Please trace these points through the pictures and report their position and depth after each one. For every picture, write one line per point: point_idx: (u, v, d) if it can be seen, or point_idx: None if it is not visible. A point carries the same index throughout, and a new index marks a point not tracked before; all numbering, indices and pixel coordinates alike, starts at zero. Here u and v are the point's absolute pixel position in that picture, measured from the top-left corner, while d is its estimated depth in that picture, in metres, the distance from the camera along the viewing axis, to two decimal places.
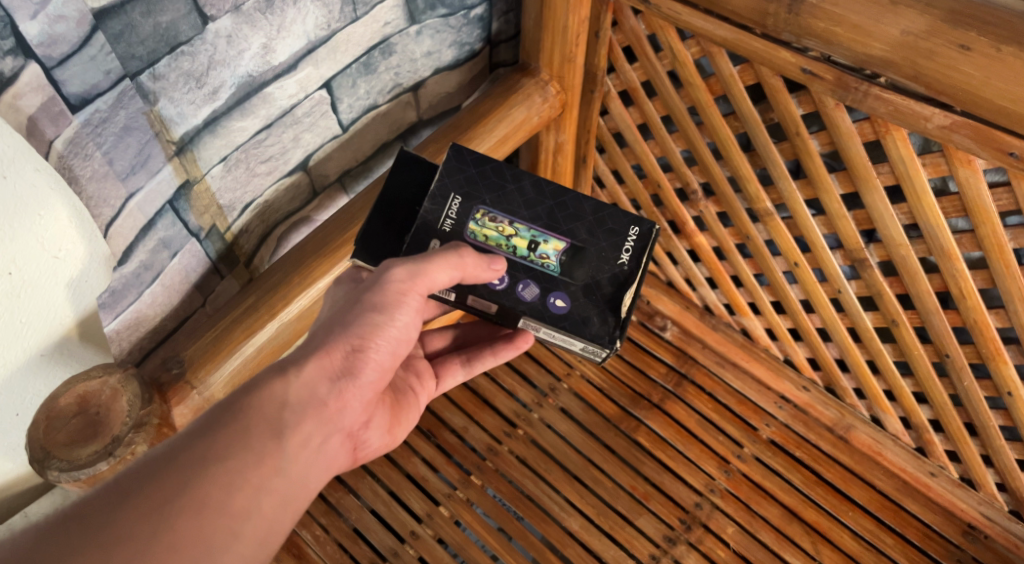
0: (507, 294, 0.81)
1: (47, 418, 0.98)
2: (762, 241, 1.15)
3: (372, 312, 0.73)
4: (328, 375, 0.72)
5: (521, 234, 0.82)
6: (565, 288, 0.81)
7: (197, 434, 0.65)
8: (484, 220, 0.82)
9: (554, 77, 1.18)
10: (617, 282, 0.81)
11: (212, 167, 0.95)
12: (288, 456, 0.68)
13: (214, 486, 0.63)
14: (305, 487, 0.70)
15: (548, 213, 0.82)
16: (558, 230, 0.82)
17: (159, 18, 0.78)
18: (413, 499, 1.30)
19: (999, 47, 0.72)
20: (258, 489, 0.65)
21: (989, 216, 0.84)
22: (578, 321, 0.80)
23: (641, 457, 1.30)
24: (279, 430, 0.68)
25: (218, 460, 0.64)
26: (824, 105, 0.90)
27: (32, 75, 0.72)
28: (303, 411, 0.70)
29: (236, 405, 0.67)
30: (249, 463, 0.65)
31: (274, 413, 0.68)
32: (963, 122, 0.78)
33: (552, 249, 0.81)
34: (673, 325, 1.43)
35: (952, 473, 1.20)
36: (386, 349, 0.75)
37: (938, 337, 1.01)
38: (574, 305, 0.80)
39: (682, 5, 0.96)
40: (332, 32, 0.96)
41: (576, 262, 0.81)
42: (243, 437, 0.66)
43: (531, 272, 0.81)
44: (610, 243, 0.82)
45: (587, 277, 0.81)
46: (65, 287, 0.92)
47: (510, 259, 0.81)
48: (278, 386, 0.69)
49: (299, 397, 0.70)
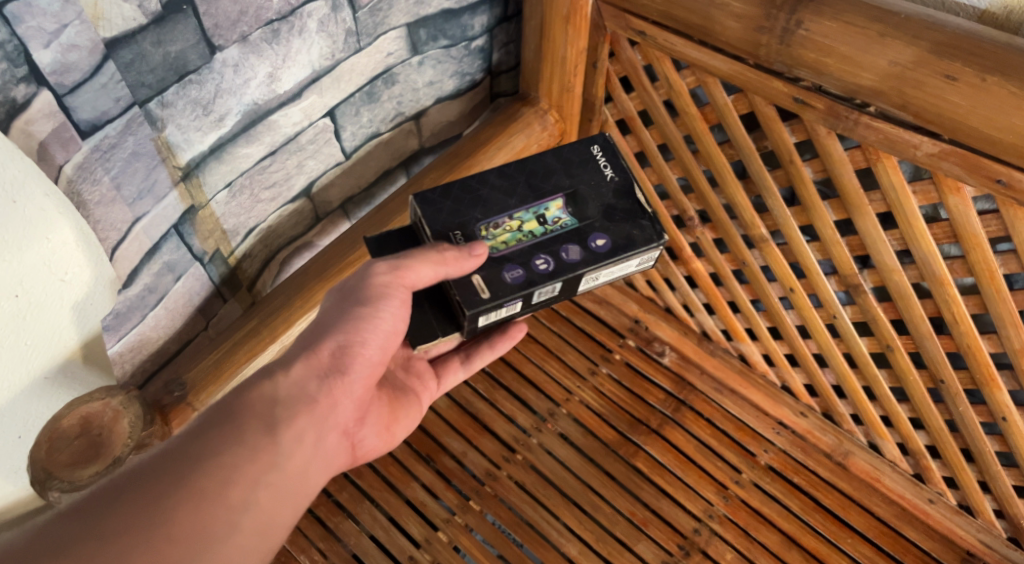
0: (563, 265, 0.83)
1: (49, 437, 0.98)
2: (758, 266, 1.16)
3: (358, 306, 0.77)
4: (316, 373, 0.76)
5: (526, 219, 0.86)
6: (595, 228, 0.85)
7: (194, 433, 0.70)
8: (491, 231, 0.84)
9: (553, 106, 1.24)
10: (622, 192, 0.87)
11: (216, 193, 0.97)
12: (281, 451, 0.71)
13: (210, 478, 0.67)
14: (301, 480, 0.73)
15: (524, 188, 0.87)
16: (543, 190, 0.87)
17: (168, 47, 0.80)
18: (411, 524, 1.30)
19: (984, 77, 0.74)
20: (254, 482, 0.69)
21: (979, 242, 0.86)
22: (623, 239, 0.85)
23: (639, 482, 1.30)
24: (270, 427, 0.72)
25: (213, 455, 0.68)
26: (817, 133, 0.92)
27: (44, 102, 0.73)
28: (294, 408, 0.74)
29: (228, 407, 0.72)
30: (244, 457, 0.69)
31: (265, 411, 0.72)
32: (951, 150, 0.80)
33: (555, 208, 0.86)
34: (671, 351, 1.44)
35: (951, 499, 1.20)
36: (375, 344, 0.78)
37: (933, 362, 1.02)
38: (611, 232, 0.85)
39: (677, 36, 0.98)
40: (336, 62, 0.99)
41: (580, 202, 0.86)
42: (237, 434, 0.70)
43: (562, 237, 0.84)
44: (589, 171, 0.89)
45: (600, 207, 0.86)
46: (70, 309, 0.92)
47: (540, 241, 0.84)
48: (268, 386, 0.74)
49: (289, 394, 0.74)
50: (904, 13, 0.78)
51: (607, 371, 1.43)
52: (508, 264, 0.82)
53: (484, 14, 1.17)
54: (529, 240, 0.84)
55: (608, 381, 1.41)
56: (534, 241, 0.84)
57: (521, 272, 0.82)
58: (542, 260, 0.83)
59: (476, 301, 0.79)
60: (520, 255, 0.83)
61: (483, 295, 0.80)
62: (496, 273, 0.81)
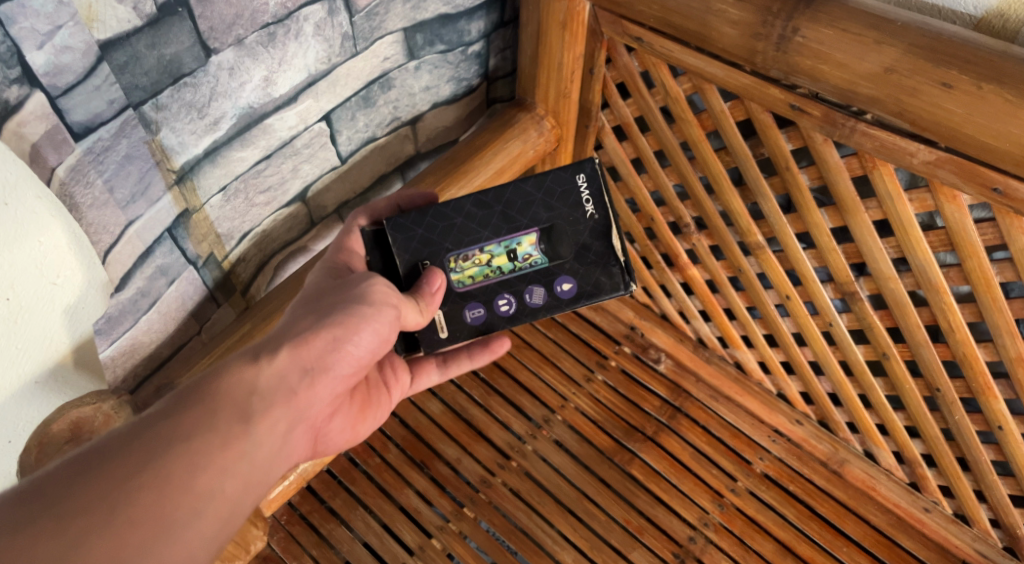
0: (523, 310, 0.88)
1: (40, 442, 0.96)
2: (754, 273, 1.16)
3: (359, 306, 0.75)
4: (301, 364, 0.72)
5: (496, 252, 0.87)
6: (564, 271, 0.87)
7: (162, 414, 0.65)
8: (460, 263, 0.87)
9: (549, 113, 1.24)
10: (598, 233, 0.87)
11: (211, 197, 0.96)
12: (253, 441, 0.68)
13: (177, 464, 0.63)
14: (266, 473, 0.69)
15: (498, 220, 0.87)
16: (519, 224, 0.87)
17: (163, 50, 0.80)
18: (405, 531, 1.29)
19: (980, 85, 0.74)
20: (222, 471, 0.65)
21: (975, 250, 0.86)
22: (589, 287, 0.87)
23: (635, 490, 1.30)
24: (245, 415, 0.68)
25: (183, 439, 0.64)
26: (813, 140, 0.92)
27: (37, 104, 0.73)
28: (272, 398, 0.70)
29: (201, 388, 0.68)
30: (214, 444, 0.65)
31: (241, 398, 0.68)
32: (947, 158, 0.80)
33: (528, 244, 0.87)
34: (667, 357, 1.43)
35: (947, 508, 1.20)
36: (367, 346, 0.76)
37: (929, 370, 1.02)
38: (577, 277, 0.87)
39: (673, 43, 0.98)
40: (332, 66, 0.99)
41: (555, 241, 0.87)
42: (210, 418, 0.66)
43: (529, 277, 0.87)
44: (570, 204, 0.87)
45: (573, 247, 0.87)
46: (62, 313, 0.90)
47: (506, 280, 0.87)
48: (248, 372, 0.70)
49: (269, 384, 0.70)
50: (900, 21, 0.78)
51: (602, 378, 1.42)
52: (470, 303, 0.87)
53: (481, 20, 1.17)
54: (495, 279, 0.87)
55: (603, 388, 1.41)
56: (500, 281, 0.87)
57: (481, 312, 0.88)
58: (503, 302, 0.87)
59: (434, 341, 0.87)
60: (483, 294, 0.87)
61: (442, 335, 0.87)
62: (457, 311, 0.87)
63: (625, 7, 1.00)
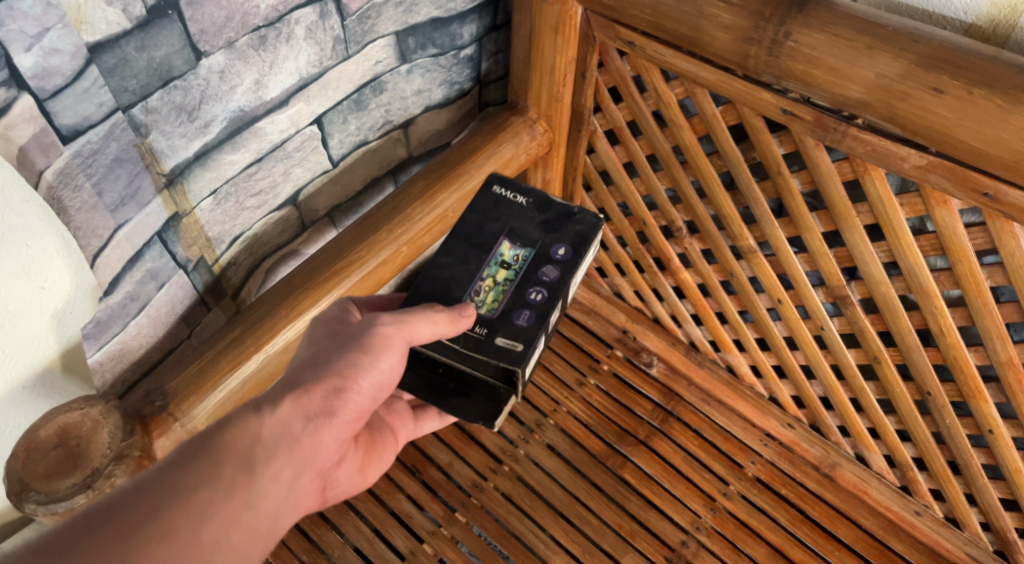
0: (554, 285, 0.87)
1: (27, 448, 0.93)
2: (746, 277, 1.16)
3: (359, 351, 0.75)
4: (304, 413, 0.72)
5: (493, 272, 0.88)
6: (548, 242, 0.89)
7: (168, 467, 0.66)
8: (477, 298, 0.87)
9: (542, 116, 1.23)
10: (543, 205, 0.92)
11: (201, 201, 0.96)
12: (258, 490, 0.67)
13: (183, 516, 0.63)
14: (272, 525, 0.69)
15: (471, 250, 0.90)
16: (487, 243, 0.90)
17: (152, 53, 0.79)
18: (397, 536, 1.28)
19: (971, 90, 0.74)
20: (228, 522, 0.65)
21: (965, 255, 0.86)
22: (578, 238, 0.89)
23: (627, 494, 1.30)
24: (250, 464, 0.68)
25: (189, 490, 0.64)
26: (804, 144, 0.92)
27: (24, 106, 0.72)
28: (275, 447, 0.70)
29: (206, 440, 0.68)
30: (218, 496, 0.65)
31: (245, 448, 0.68)
32: (938, 162, 0.81)
33: (508, 249, 0.90)
34: (659, 361, 1.43)
35: (937, 512, 1.20)
36: (369, 391, 0.76)
37: (920, 374, 1.02)
38: (564, 240, 0.89)
39: (666, 47, 0.99)
40: (323, 69, 0.98)
41: (522, 233, 0.90)
42: (215, 469, 0.66)
43: (532, 266, 0.88)
44: (511, 206, 0.92)
45: (539, 224, 0.90)
46: (49, 317, 0.89)
47: (519, 281, 0.87)
48: (252, 422, 0.70)
49: (272, 434, 0.70)
50: (891, 26, 0.78)
51: (594, 382, 1.42)
52: (512, 314, 0.86)
53: (473, 23, 1.17)
54: (513, 286, 0.87)
55: (596, 392, 1.41)
56: (517, 284, 0.87)
57: (528, 312, 0.86)
58: (534, 292, 0.86)
59: (518, 357, 0.83)
60: (515, 302, 0.86)
61: (519, 348, 0.83)
62: (511, 327, 0.85)
63: (618, 12, 1.00)
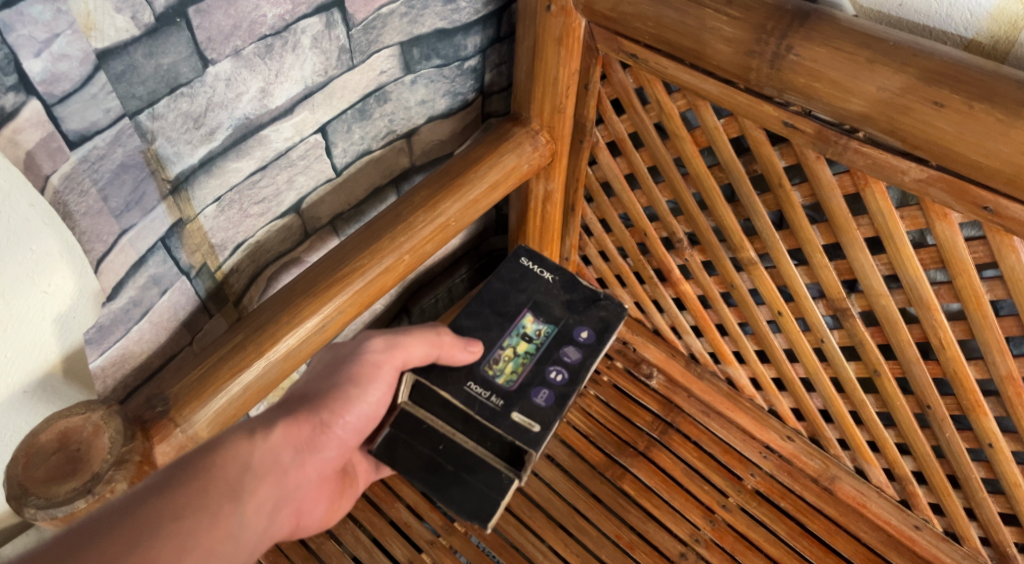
0: (573, 367, 0.99)
1: (27, 453, 0.92)
2: (746, 289, 1.17)
3: (348, 384, 0.84)
4: (295, 444, 0.78)
5: (514, 344, 1.01)
6: (573, 322, 1.03)
7: (155, 490, 0.67)
8: (495, 366, 0.99)
9: (544, 127, 1.23)
10: (568, 286, 1.06)
11: (205, 207, 0.96)
12: (242, 520, 0.69)
13: (167, 544, 0.63)
14: (247, 556, 0.71)
15: (494, 317, 1.03)
16: (511, 314, 1.03)
17: (160, 60, 0.80)
18: (396, 545, 1.28)
19: (971, 104, 0.75)
20: (210, 552, 0.66)
21: (966, 268, 0.86)
22: (600, 322, 1.03)
23: (626, 505, 1.29)
24: (236, 492, 0.70)
25: (174, 518, 0.65)
26: (806, 157, 0.93)
27: (32, 111, 0.72)
28: (264, 475, 0.74)
29: (195, 464, 0.70)
30: (203, 524, 0.66)
31: (235, 474, 0.71)
32: (938, 176, 0.81)
33: (531, 323, 1.03)
34: (658, 373, 1.44)
35: (936, 526, 1.20)
36: (353, 425, 0.84)
37: (920, 388, 1.02)
38: (587, 323, 1.03)
39: (669, 60, 1.00)
40: (328, 79, 0.99)
41: (545, 309, 1.04)
42: (202, 495, 0.68)
43: (553, 345, 1.01)
44: (534, 279, 1.07)
45: (563, 303, 1.05)
46: (52, 322, 0.89)
47: (540, 358, 1.00)
48: (243, 448, 0.74)
49: (263, 461, 0.74)
50: (893, 40, 0.79)
51: (594, 392, 1.42)
52: (531, 391, 0.97)
53: (477, 35, 1.18)
54: (532, 360, 1.00)
55: (595, 403, 1.41)
56: (537, 360, 1.00)
57: (546, 391, 0.97)
58: (554, 371, 0.99)
59: (531, 437, 0.93)
60: (534, 378, 0.98)
61: (533, 430, 0.93)
62: (528, 404, 0.96)
63: (621, 24, 1.01)
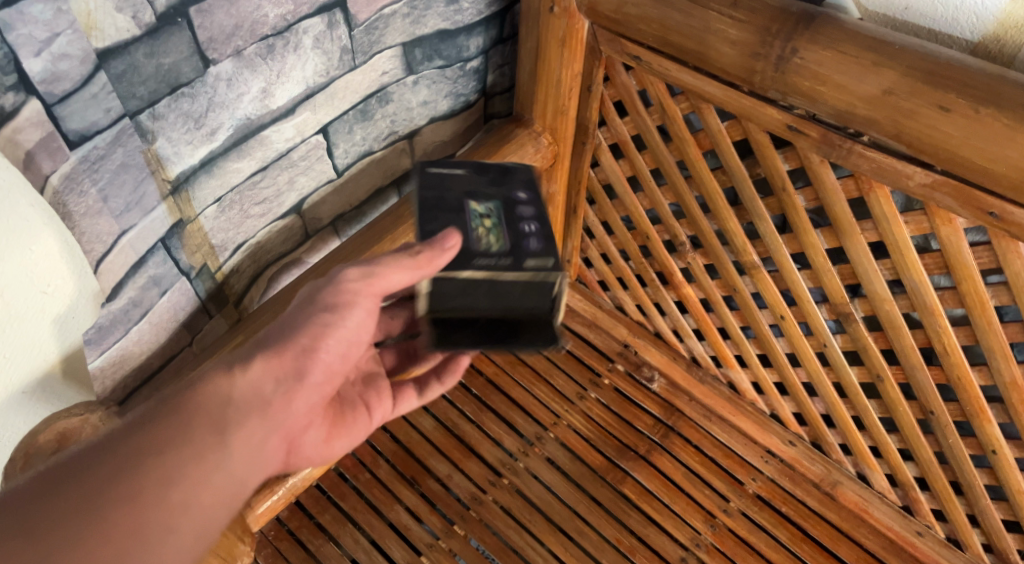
0: (534, 216, 0.83)
1: (26, 453, 0.91)
2: (749, 293, 1.16)
3: (324, 312, 0.74)
4: (276, 376, 0.72)
5: (475, 219, 0.80)
6: (519, 195, 0.85)
7: (137, 426, 0.68)
8: (479, 240, 0.79)
9: (547, 129, 1.24)
10: (480, 170, 0.87)
11: (205, 208, 0.96)
12: (228, 454, 0.69)
13: (149, 476, 0.65)
14: (242, 487, 0.71)
15: (430, 211, 0.79)
16: (454, 207, 0.81)
17: (161, 60, 0.80)
18: (395, 548, 1.27)
19: (977, 109, 0.74)
20: (197, 482, 0.67)
21: (970, 274, 0.86)
22: (528, 185, 0.87)
23: (627, 509, 1.28)
24: (220, 427, 0.69)
25: (155, 452, 0.66)
26: (810, 160, 0.92)
27: (32, 111, 0.72)
28: (247, 411, 0.71)
29: (176, 400, 0.70)
30: (185, 457, 0.67)
31: (216, 409, 0.69)
32: (943, 181, 0.81)
33: (474, 208, 0.81)
34: (660, 376, 1.43)
35: (940, 532, 1.19)
36: (336, 351, 0.75)
37: (924, 393, 1.02)
38: (517, 187, 0.86)
39: (672, 62, 0.99)
40: (331, 79, 0.99)
41: (477, 194, 0.83)
42: (183, 431, 0.68)
43: (501, 206, 0.82)
44: (462, 178, 0.85)
45: (493, 177, 0.86)
46: (52, 322, 0.89)
47: (502, 220, 0.81)
48: (223, 383, 0.71)
49: (244, 395, 0.71)
50: (897, 44, 0.79)
51: (595, 395, 1.42)
52: (522, 240, 0.80)
53: (480, 36, 1.17)
54: (501, 226, 0.81)
55: (596, 406, 1.40)
56: (501, 221, 0.81)
57: (536, 238, 0.81)
58: (524, 224, 0.82)
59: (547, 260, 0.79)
60: (516, 238, 0.80)
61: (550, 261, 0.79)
62: (527, 250, 0.79)
63: (624, 26, 1.01)
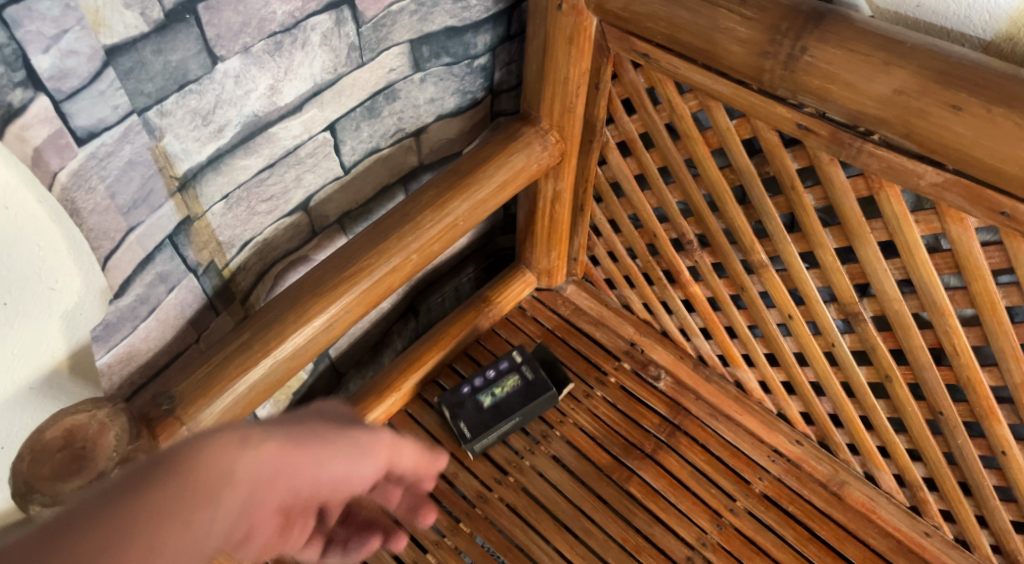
0: None
1: (31, 450, 0.89)
2: (757, 292, 1.16)
3: (350, 439, 0.69)
4: (282, 465, 0.64)
5: None
6: None
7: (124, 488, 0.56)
8: None
9: (554, 127, 1.22)
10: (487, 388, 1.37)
11: (213, 205, 0.96)
12: (208, 528, 0.58)
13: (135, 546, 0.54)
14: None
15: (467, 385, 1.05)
16: None
17: (169, 56, 0.80)
18: (401, 545, 1.27)
19: (990, 108, 0.74)
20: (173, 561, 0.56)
21: (981, 274, 0.85)
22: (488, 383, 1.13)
23: (632, 508, 1.28)
24: (211, 498, 0.59)
25: (146, 520, 0.55)
26: (819, 159, 0.92)
27: (40, 108, 0.72)
28: (240, 489, 0.61)
29: (167, 464, 0.59)
30: (171, 531, 0.56)
31: (213, 478, 0.60)
32: (955, 180, 0.80)
33: None
34: (666, 375, 1.43)
35: (947, 533, 1.19)
36: (342, 475, 0.68)
37: (933, 394, 1.01)
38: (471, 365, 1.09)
39: (680, 60, 0.98)
40: (338, 76, 0.99)
41: None
42: (175, 497, 0.57)
43: None
44: None
45: None
46: (59, 318, 0.88)
47: None
48: (228, 457, 0.61)
49: (244, 477, 0.61)
50: (909, 43, 0.78)
51: (602, 394, 1.41)
52: None
53: (487, 33, 1.17)
54: None
55: (602, 405, 1.40)
56: None
57: None
58: None
59: None
60: None
61: None
62: None
63: (633, 23, 1.00)
